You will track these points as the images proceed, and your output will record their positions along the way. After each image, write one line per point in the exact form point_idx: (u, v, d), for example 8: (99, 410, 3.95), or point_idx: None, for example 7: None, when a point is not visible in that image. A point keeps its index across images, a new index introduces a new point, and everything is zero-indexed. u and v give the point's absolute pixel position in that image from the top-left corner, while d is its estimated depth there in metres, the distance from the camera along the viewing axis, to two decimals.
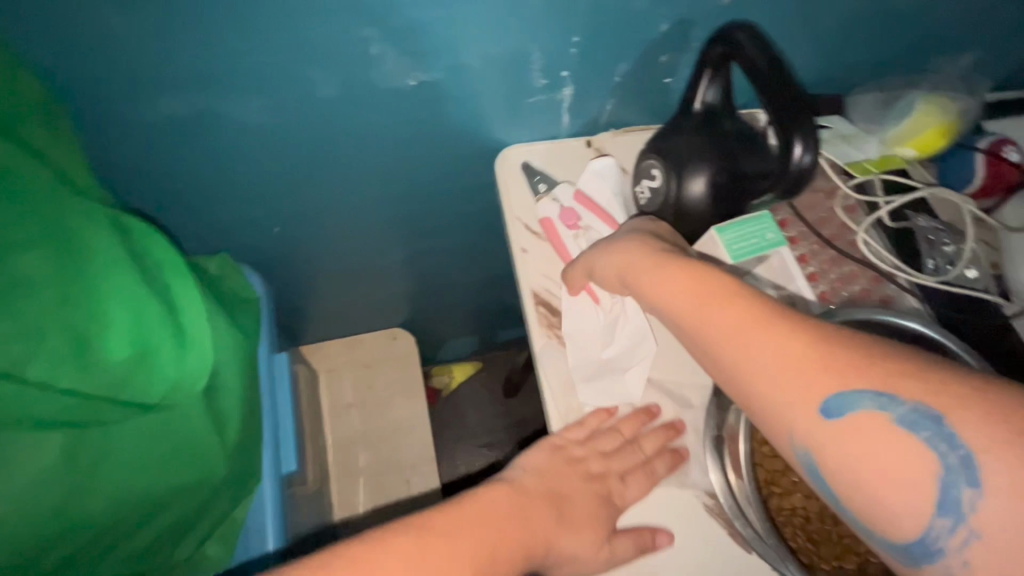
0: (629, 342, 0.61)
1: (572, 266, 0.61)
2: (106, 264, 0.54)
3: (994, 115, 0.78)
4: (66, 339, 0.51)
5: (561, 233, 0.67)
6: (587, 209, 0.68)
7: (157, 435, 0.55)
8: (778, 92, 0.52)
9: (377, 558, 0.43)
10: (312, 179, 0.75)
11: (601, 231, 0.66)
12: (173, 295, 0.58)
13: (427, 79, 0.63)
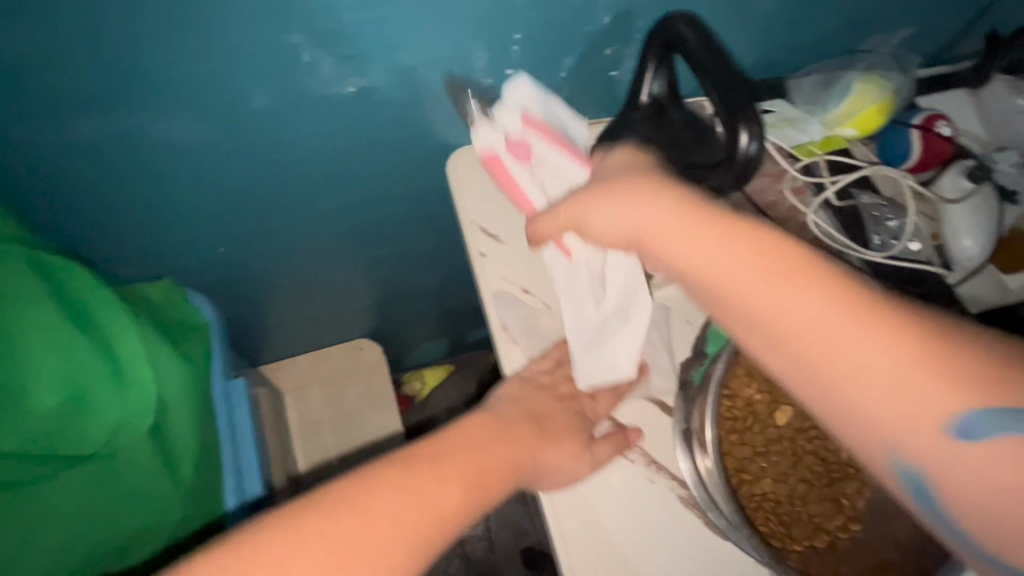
0: (619, 288, 0.55)
1: (550, 215, 0.53)
2: (27, 309, 0.53)
3: (928, 90, 0.81)
4: None
5: (514, 172, 0.62)
6: (536, 135, 0.61)
7: (101, 484, 0.53)
8: (720, 81, 0.52)
9: (366, 489, 0.41)
10: (256, 194, 0.72)
11: (563, 165, 0.60)
12: (104, 331, 0.56)
13: (366, 84, 0.61)
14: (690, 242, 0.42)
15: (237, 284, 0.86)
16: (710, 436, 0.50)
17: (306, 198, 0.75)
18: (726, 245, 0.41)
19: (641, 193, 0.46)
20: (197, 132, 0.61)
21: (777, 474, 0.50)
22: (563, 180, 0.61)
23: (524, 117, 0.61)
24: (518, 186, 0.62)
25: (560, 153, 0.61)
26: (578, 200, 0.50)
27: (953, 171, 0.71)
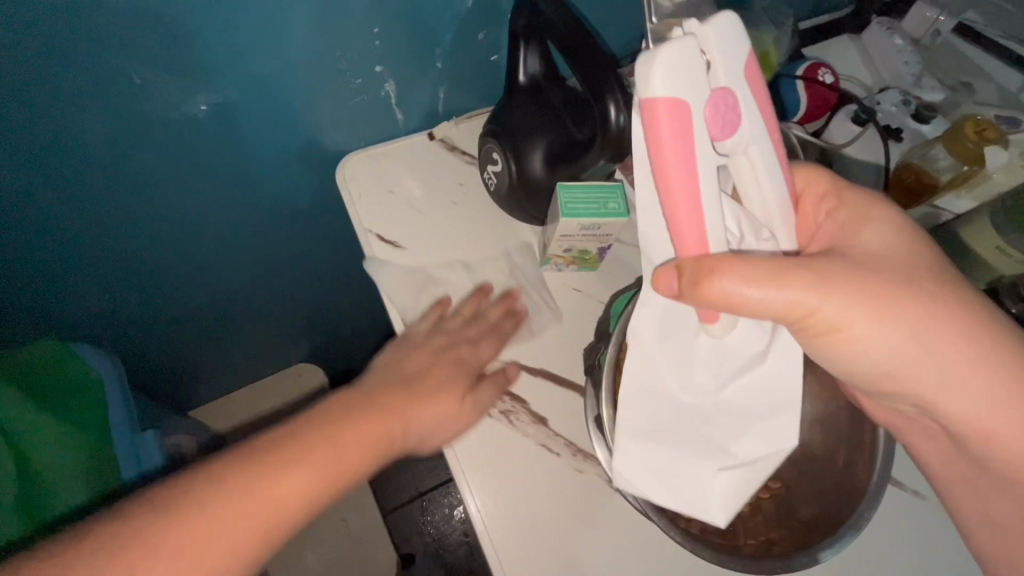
0: (747, 397, 0.43)
1: (739, 279, 0.37)
2: None
3: (808, 42, 0.82)
4: None
5: (704, 154, 0.35)
6: (750, 99, 0.37)
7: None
8: (585, 55, 0.50)
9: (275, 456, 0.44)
10: (133, 229, 0.66)
11: (748, 165, 0.39)
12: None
13: (218, 99, 0.56)
14: (891, 323, 0.40)
15: (147, 330, 0.82)
16: (608, 417, 0.48)
17: (193, 231, 0.70)
18: (914, 318, 0.40)
19: (857, 284, 0.39)
20: (37, 175, 0.56)
21: None
22: (760, 208, 0.41)
23: (745, 67, 0.37)
24: (698, 191, 0.36)
25: (770, 156, 0.39)
26: (770, 275, 0.38)
27: (840, 116, 0.73)
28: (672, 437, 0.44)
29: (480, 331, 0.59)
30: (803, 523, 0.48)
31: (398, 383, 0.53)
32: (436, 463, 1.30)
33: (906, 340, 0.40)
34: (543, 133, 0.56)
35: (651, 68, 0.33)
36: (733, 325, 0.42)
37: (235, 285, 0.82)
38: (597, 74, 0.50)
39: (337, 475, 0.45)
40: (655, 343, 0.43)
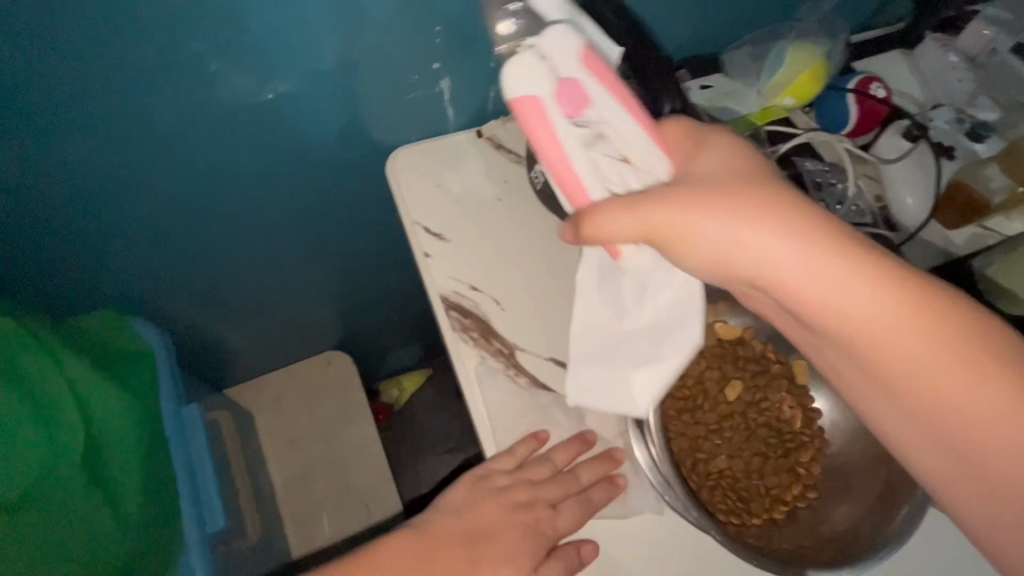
0: (650, 324, 0.48)
1: (622, 214, 0.42)
2: (57, 400, 0.57)
3: (860, 55, 0.81)
4: (33, 448, 0.54)
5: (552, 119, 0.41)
6: (596, 69, 0.41)
7: (48, 508, 0.54)
8: (645, 59, 0.51)
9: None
10: (193, 211, 0.69)
11: (620, 127, 0.42)
12: (68, 421, 0.57)
13: (285, 89, 0.59)
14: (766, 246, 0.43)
15: (196, 309, 0.85)
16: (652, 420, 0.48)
17: (248, 216, 0.73)
18: (884, 297, 0.41)
19: (800, 246, 0.42)
20: (115, 154, 0.59)
21: (731, 449, 0.49)
22: (647, 165, 0.44)
23: (575, 39, 0.41)
24: (562, 144, 0.42)
25: (634, 122, 0.43)
26: (663, 201, 0.42)
27: (890, 130, 0.72)
28: (601, 352, 0.50)
29: (555, 492, 0.54)
30: (850, 536, 0.47)
31: (469, 537, 0.52)
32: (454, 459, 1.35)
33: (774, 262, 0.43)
34: None
35: (508, 79, 0.41)
36: (642, 252, 0.46)
37: (279, 270, 0.85)
38: (654, 83, 0.50)
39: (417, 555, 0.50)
40: (594, 285, 0.50)
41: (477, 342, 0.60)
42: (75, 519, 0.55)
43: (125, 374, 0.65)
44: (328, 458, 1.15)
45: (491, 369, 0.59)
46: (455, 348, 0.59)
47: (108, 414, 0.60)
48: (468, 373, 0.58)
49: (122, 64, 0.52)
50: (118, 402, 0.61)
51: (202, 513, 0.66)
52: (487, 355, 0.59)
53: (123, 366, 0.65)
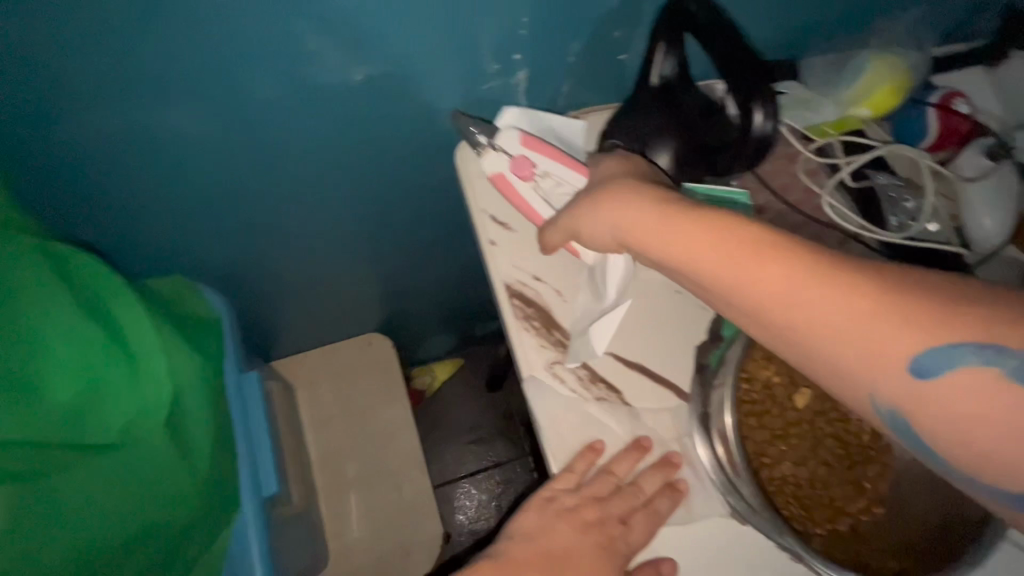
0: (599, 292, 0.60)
1: (551, 224, 0.58)
2: (146, 348, 0.55)
3: (942, 69, 0.79)
4: (122, 393, 0.53)
5: (522, 191, 0.65)
6: (537, 153, 0.65)
7: (126, 465, 0.52)
8: (737, 60, 0.51)
9: None
10: (268, 184, 0.72)
11: (558, 173, 0.64)
12: (151, 370, 0.55)
13: (374, 72, 0.60)
14: (650, 221, 0.47)
15: (256, 280, 0.88)
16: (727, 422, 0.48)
17: (317, 193, 0.76)
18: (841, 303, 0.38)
19: (727, 251, 0.42)
20: (205, 125, 0.61)
21: (797, 457, 0.49)
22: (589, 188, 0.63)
23: (522, 138, 0.65)
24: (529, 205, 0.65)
25: (566, 164, 0.64)
26: (574, 205, 0.55)
27: (972, 148, 0.69)
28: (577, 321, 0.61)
29: (622, 506, 0.54)
30: (922, 558, 0.46)
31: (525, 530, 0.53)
32: (479, 449, 1.40)
33: (668, 236, 0.45)
34: (674, 133, 0.58)
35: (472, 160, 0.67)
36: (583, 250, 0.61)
37: (337, 248, 0.88)
38: (745, 85, 0.51)
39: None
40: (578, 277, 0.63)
41: (538, 331, 0.60)
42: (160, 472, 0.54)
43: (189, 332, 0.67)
44: (364, 438, 1.18)
45: (550, 359, 0.59)
46: (516, 335, 0.60)
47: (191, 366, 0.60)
48: (529, 361, 0.59)
49: (223, 41, 0.53)
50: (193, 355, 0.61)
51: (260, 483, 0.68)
52: (547, 345, 0.60)
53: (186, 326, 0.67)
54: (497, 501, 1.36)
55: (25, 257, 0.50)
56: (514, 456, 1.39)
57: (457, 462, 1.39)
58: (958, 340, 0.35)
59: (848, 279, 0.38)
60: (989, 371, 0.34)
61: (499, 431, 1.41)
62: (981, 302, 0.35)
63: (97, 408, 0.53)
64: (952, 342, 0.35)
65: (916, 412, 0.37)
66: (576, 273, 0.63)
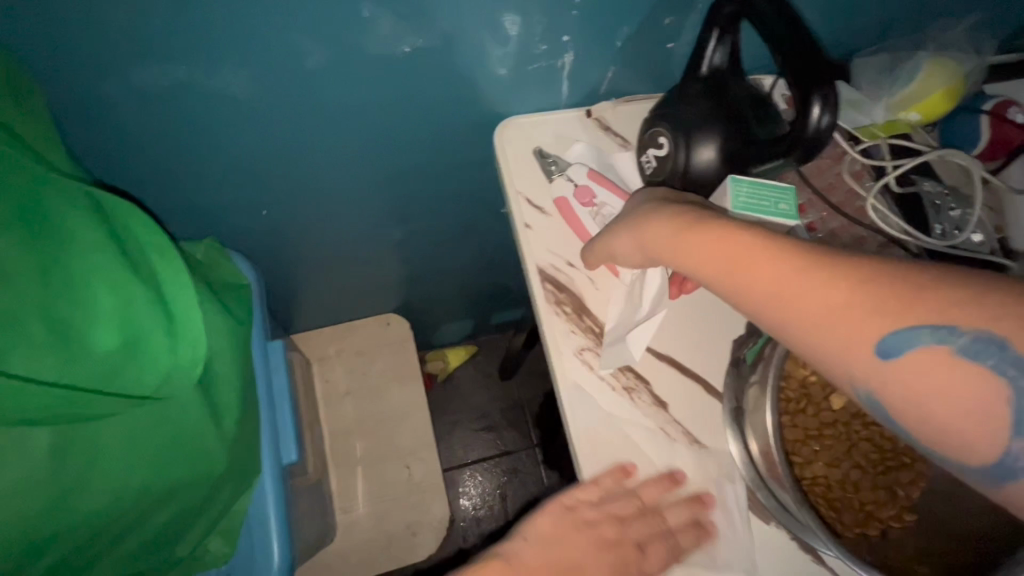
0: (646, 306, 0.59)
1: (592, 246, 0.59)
2: (183, 300, 0.53)
3: (995, 79, 0.77)
4: (161, 345, 0.53)
5: (584, 221, 0.64)
6: (600, 184, 0.65)
7: (155, 423, 0.53)
8: (796, 48, 0.49)
9: None
10: (306, 154, 0.72)
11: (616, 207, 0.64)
12: (186, 324, 0.53)
13: (422, 45, 0.59)
14: (664, 237, 0.50)
15: (284, 250, 0.89)
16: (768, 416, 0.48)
17: (352, 166, 0.76)
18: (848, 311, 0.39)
19: (742, 265, 0.44)
20: (250, 89, 0.61)
21: (830, 458, 0.48)
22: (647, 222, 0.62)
23: (590, 172, 0.66)
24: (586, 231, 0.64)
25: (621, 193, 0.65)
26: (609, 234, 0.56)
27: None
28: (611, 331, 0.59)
29: (650, 523, 0.52)
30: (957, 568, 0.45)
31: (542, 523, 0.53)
32: (488, 437, 1.40)
33: (682, 249, 0.48)
34: (722, 123, 0.56)
35: (507, 153, 0.69)
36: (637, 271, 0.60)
37: (366, 224, 0.88)
38: (806, 76, 0.49)
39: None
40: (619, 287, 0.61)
41: (569, 317, 0.60)
42: (191, 428, 0.55)
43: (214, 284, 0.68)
44: (376, 417, 1.19)
45: (580, 345, 0.59)
46: (547, 319, 0.60)
47: (217, 325, 0.60)
48: (558, 346, 0.58)
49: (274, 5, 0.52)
50: (220, 314, 0.61)
51: (280, 452, 0.68)
52: (577, 330, 0.59)
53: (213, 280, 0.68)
54: (503, 490, 1.37)
55: (70, 201, 0.49)
56: (522, 445, 1.39)
57: (465, 448, 1.39)
58: (914, 324, 0.38)
59: (824, 276, 0.40)
60: (943, 348, 0.37)
61: (509, 419, 1.42)
62: (939, 285, 0.38)
63: (134, 362, 0.51)
64: (910, 326, 0.38)
65: (889, 397, 0.39)
66: (612, 288, 0.61)
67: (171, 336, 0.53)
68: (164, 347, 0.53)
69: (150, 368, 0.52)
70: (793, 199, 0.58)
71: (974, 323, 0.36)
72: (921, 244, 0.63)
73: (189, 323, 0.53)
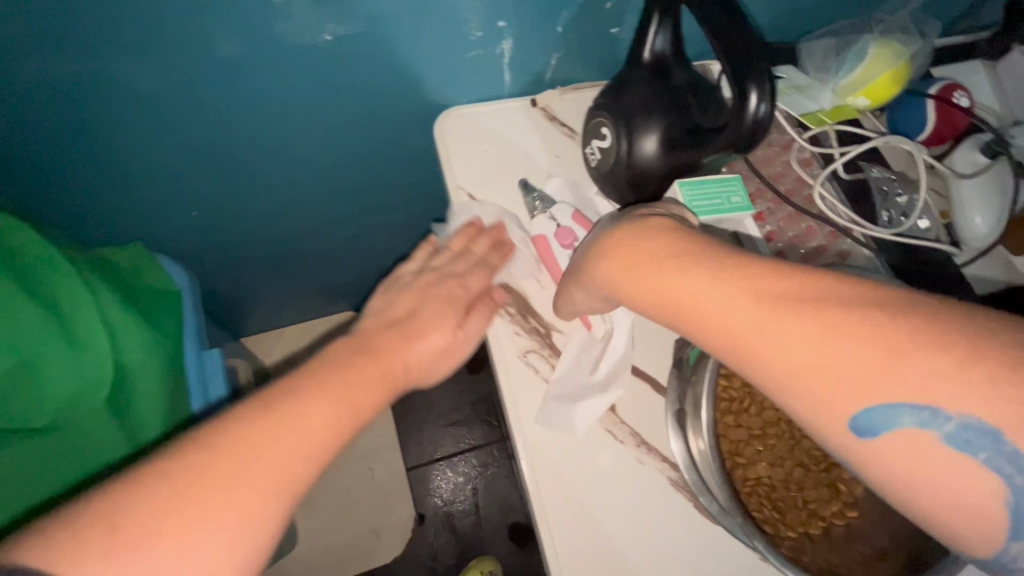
0: (606, 369, 0.55)
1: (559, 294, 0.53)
2: (74, 308, 0.52)
3: (942, 62, 0.76)
4: (60, 361, 0.50)
5: (561, 261, 0.58)
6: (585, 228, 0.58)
7: (64, 453, 0.50)
8: (732, 33, 0.47)
9: (304, 401, 0.42)
10: (231, 149, 0.67)
11: None
12: (82, 332, 0.52)
13: (345, 33, 0.55)
14: (610, 270, 0.43)
15: (222, 252, 0.84)
16: (706, 414, 0.47)
17: (284, 161, 0.71)
18: (814, 341, 0.31)
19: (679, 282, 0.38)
20: (158, 82, 0.56)
21: (773, 458, 0.47)
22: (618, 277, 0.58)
23: (577, 214, 0.59)
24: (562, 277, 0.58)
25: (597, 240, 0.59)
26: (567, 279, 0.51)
27: (968, 144, 0.67)
28: (567, 386, 0.54)
29: (595, 532, 0.50)
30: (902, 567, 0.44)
31: None
32: (458, 432, 1.38)
33: (632, 287, 0.41)
34: (663, 113, 0.54)
35: (446, 145, 0.65)
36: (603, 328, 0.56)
37: (310, 221, 0.84)
38: (742, 61, 0.47)
39: (366, 376, 0.47)
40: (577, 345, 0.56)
41: (514, 318, 0.58)
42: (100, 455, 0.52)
43: (153, 301, 0.65)
44: None
45: (524, 347, 0.56)
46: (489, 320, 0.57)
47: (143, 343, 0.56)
48: (501, 348, 0.56)
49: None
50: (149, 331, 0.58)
51: None
52: (522, 331, 0.57)
53: (150, 295, 0.65)
54: (473, 485, 1.35)
55: None
56: (492, 439, 1.38)
57: (433, 444, 1.36)
58: (889, 389, 0.29)
59: (793, 326, 0.32)
60: (925, 434, 0.29)
61: (477, 414, 1.40)
62: (916, 342, 0.29)
63: (33, 383, 0.50)
64: (885, 393, 0.29)
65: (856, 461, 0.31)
66: (568, 339, 0.57)
67: (69, 350, 0.51)
68: (61, 365, 0.50)
69: (51, 392, 0.50)
70: (745, 190, 0.55)
71: (957, 397, 0.28)
72: (867, 235, 0.62)
73: (87, 330, 0.52)
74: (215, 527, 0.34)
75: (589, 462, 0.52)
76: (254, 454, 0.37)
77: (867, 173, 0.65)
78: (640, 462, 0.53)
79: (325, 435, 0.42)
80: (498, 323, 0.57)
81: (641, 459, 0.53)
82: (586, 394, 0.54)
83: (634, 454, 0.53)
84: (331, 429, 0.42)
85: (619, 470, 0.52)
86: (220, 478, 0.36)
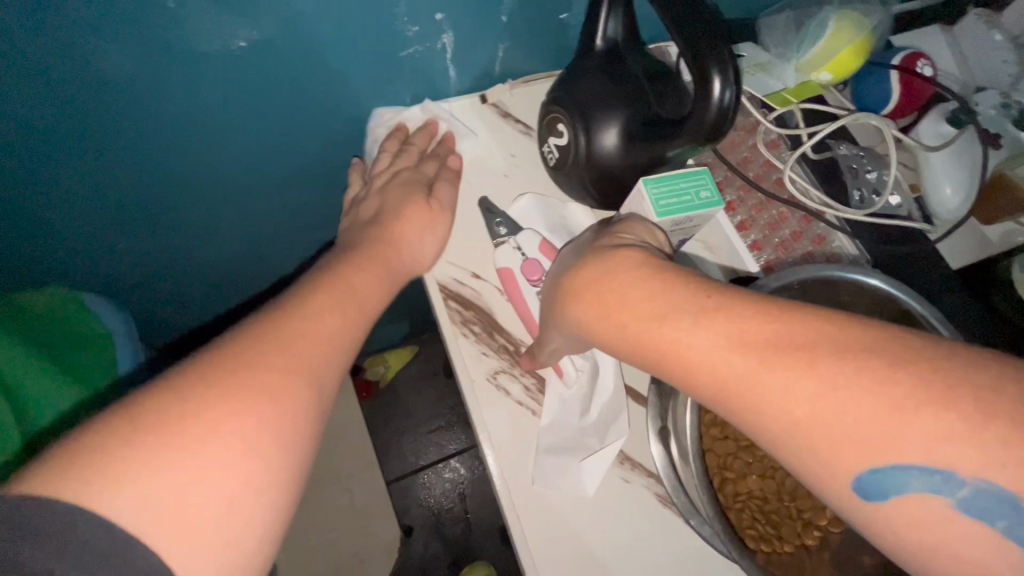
0: (594, 410, 0.51)
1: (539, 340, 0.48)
2: None
3: (900, 31, 0.74)
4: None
5: (529, 297, 0.53)
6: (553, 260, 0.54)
7: None
8: (687, 15, 0.43)
9: (291, 334, 0.38)
10: (152, 174, 0.60)
11: None
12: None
13: (259, 37, 0.49)
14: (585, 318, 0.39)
15: (165, 282, 0.76)
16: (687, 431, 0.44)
17: (212, 180, 0.64)
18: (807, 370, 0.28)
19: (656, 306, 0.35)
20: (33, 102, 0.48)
21: (762, 469, 0.45)
22: None
23: (544, 242, 0.55)
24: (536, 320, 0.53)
25: None
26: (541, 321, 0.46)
27: (934, 114, 0.65)
28: (557, 440, 0.50)
29: (583, 561, 0.47)
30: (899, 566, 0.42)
31: None
32: (440, 438, 1.34)
33: (611, 335, 0.38)
34: (622, 105, 0.50)
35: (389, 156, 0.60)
36: (584, 367, 0.52)
37: (255, 242, 0.77)
38: (702, 45, 0.43)
39: (348, 308, 0.44)
40: (560, 389, 0.51)
41: (479, 338, 0.53)
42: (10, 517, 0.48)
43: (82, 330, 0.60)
44: None
45: (493, 368, 0.52)
46: (453, 343, 0.53)
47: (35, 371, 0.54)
48: (467, 373, 0.52)
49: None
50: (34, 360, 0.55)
51: None
52: (489, 352, 0.53)
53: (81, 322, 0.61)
54: (461, 490, 1.31)
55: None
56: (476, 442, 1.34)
57: (416, 453, 1.32)
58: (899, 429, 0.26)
59: (787, 380, 0.29)
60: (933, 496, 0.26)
61: (458, 417, 1.36)
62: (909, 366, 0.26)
63: None
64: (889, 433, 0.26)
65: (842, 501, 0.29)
66: (549, 382, 0.52)
67: None
68: None
69: None
70: (713, 183, 0.50)
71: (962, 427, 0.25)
72: (840, 219, 0.60)
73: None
74: (210, 448, 0.30)
75: (575, 488, 0.49)
76: (238, 371, 0.33)
77: (836, 153, 0.63)
78: (625, 482, 0.50)
79: (328, 347, 0.40)
80: (467, 352, 0.52)
81: (625, 479, 0.50)
82: (580, 446, 0.50)
83: (617, 473, 0.50)
84: (328, 358, 0.39)
85: (602, 492, 0.49)
86: (225, 375, 0.33)
